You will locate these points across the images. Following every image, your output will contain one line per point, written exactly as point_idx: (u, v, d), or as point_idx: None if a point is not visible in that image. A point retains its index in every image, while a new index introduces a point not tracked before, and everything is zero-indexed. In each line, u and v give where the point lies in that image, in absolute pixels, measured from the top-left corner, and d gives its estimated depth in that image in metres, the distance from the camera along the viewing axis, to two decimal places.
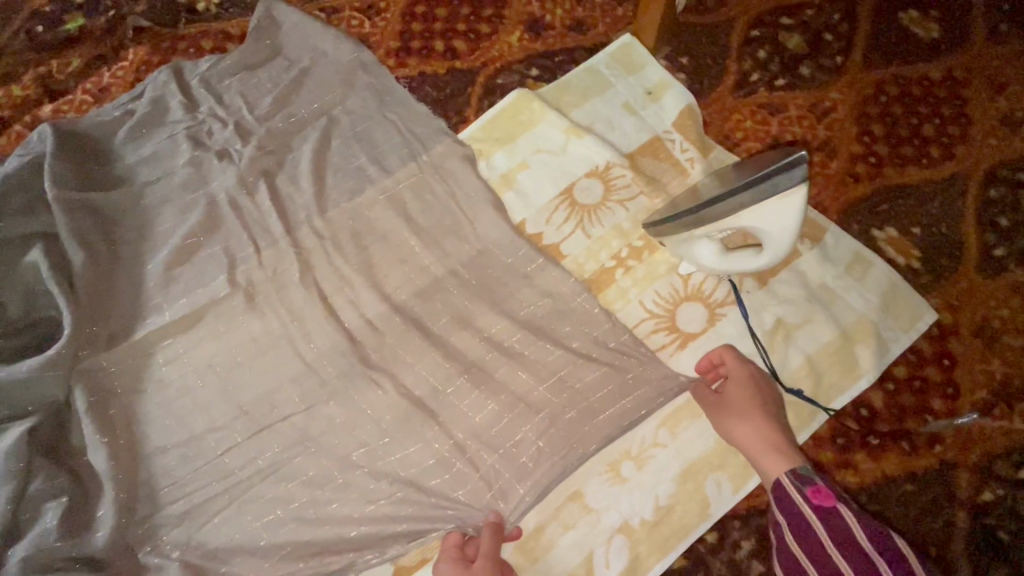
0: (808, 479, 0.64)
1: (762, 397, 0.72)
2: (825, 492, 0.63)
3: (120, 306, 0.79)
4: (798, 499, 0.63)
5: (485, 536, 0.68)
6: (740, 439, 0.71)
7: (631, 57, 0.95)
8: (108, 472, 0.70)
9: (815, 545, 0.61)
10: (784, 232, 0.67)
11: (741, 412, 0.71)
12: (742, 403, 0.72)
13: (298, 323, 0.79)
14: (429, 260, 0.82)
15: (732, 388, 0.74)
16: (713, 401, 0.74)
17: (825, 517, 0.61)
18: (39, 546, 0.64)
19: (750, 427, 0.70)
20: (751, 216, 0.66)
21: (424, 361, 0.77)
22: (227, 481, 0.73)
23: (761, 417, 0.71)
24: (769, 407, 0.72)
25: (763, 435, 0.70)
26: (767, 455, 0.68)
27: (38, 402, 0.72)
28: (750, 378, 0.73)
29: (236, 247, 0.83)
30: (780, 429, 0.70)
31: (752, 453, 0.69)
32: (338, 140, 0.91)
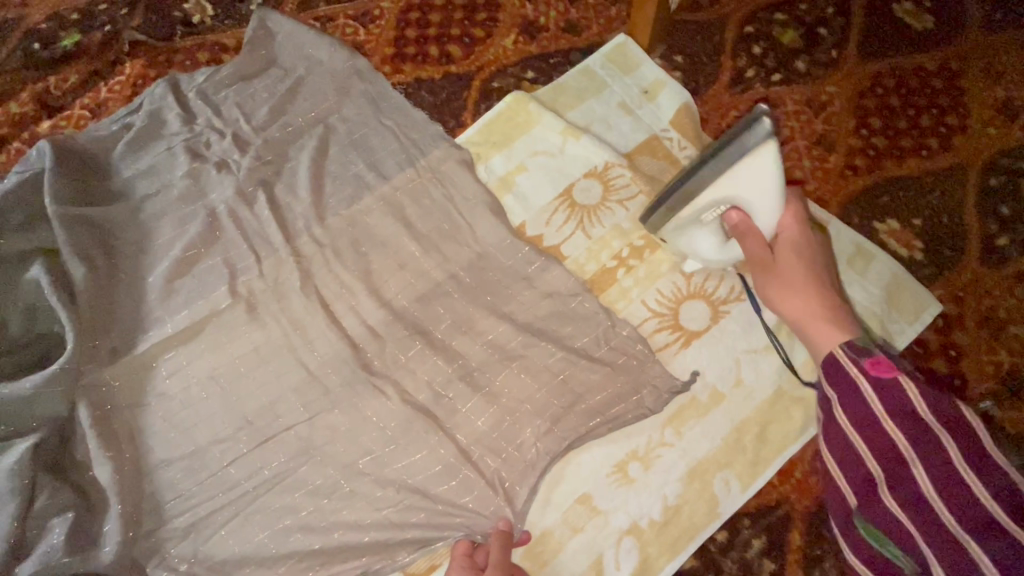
0: (865, 350, 0.63)
1: (815, 260, 0.70)
2: (883, 363, 0.61)
3: (121, 319, 0.79)
4: (850, 375, 0.62)
5: (494, 545, 0.68)
6: (806, 301, 0.68)
7: (626, 56, 0.95)
8: (113, 486, 0.70)
9: (864, 418, 0.61)
10: (772, 198, 0.68)
11: (791, 278, 0.69)
12: (800, 267, 0.69)
13: (300, 333, 0.79)
14: (430, 264, 0.82)
15: (789, 247, 0.70)
16: (770, 266, 0.70)
17: (882, 389, 0.60)
18: (48, 562, 0.64)
19: (805, 294, 0.68)
20: (730, 193, 0.68)
21: (428, 366, 0.77)
22: (232, 493, 0.72)
23: (819, 284, 0.69)
24: (823, 274, 0.69)
25: (825, 301, 0.68)
26: (826, 323, 0.67)
27: (41, 418, 0.71)
28: (806, 242, 0.71)
29: (237, 258, 0.83)
30: (832, 294, 0.69)
31: (812, 321, 0.67)
32: (335, 148, 0.91)
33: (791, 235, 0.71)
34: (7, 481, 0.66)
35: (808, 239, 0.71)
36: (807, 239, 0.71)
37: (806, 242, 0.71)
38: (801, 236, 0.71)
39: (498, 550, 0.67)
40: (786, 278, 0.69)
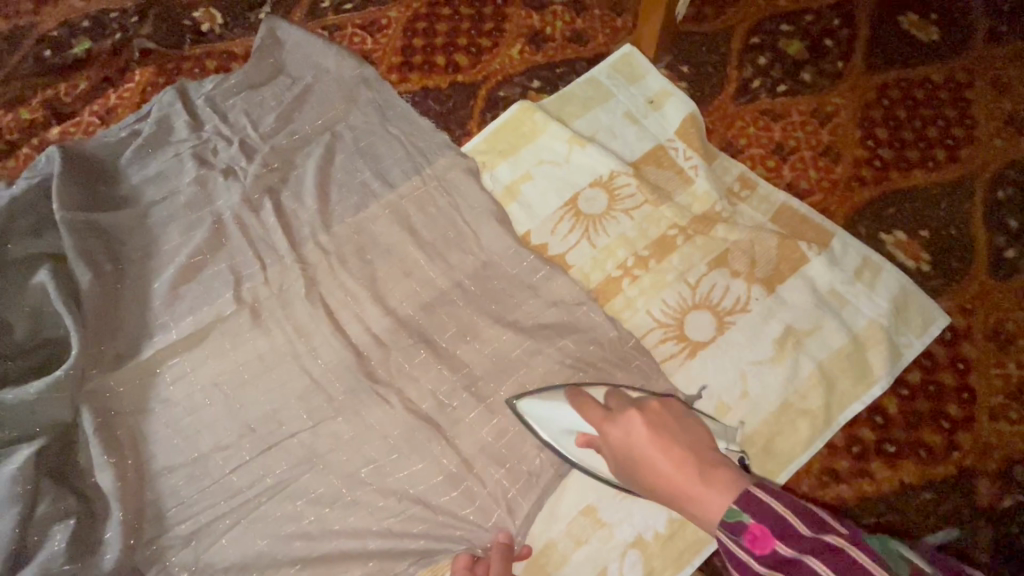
0: (738, 524, 0.51)
1: (671, 430, 0.60)
2: (760, 534, 0.50)
3: (127, 325, 0.79)
4: (748, 562, 0.51)
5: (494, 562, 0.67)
6: (668, 482, 0.57)
7: (631, 67, 0.95)
8: (114, 493, 0.69)
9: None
10: (578, 413, 0.67)
11: (640, 459, 0.60)
12: (659, 449, 0.59)
13: (305, 340, 0.79)
14: (435, 272, 0.82)
15: (637, 439, 0.60)
16: (630, 459, 0.61)
17: (779, 566, 0.49)
18: (49, 568, 0.64)
19: (663, 473, 0.58)
20: (567, 429, 0.68)
21: (432, 375, 0.77)
22: (234, 500, 0.72)
23: (665, 447, 0.59)
24: (659, 434, 0.60)
25: (681, 459, 0.57)
26: (702, 486, 0.55)
27: (44, 424, 0.71)
28: (647, 421, 0.61)
29: (242, 265, 0.83)
30: (691, 447, 0.58)
31: (694, 489, 0.55)
32: (341, 156, 0.91)
33: (628, 427, 0.61)
34: (10, 486, 0.66)
35: (637, 425, 0.61)
36: (648, 407, 0.63)
37: (648, 412, 0.62)
38: (644, 406, 0.63)
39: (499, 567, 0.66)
40: (650, 478, 0.59)
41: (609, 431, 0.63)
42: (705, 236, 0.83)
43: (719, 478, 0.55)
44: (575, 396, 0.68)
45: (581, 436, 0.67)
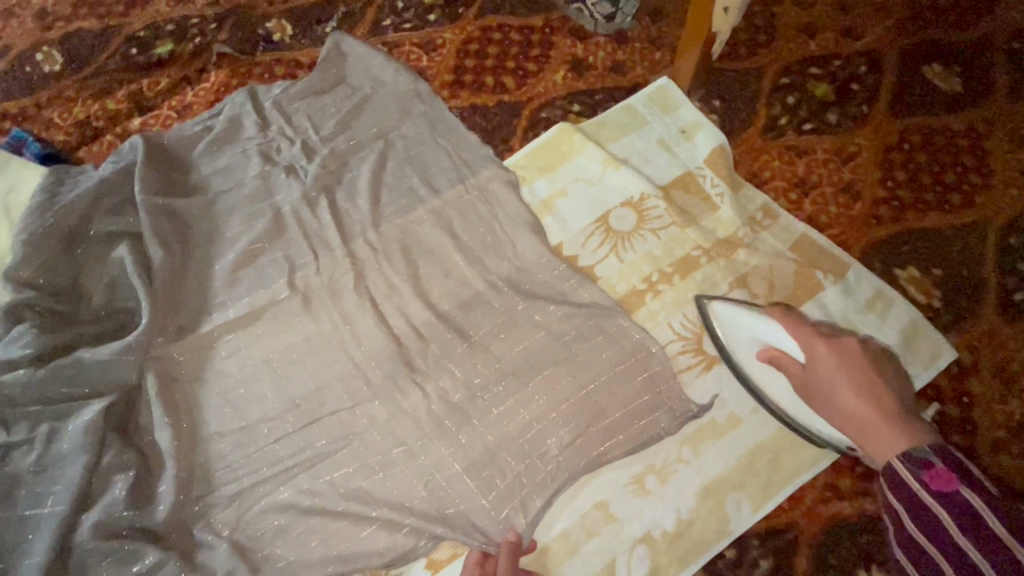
0: (924, 461, 0.61)
1: (874, 374, 0.70)
2: (944, 474, 0.60)
3: (190, 301, 0.87)
4: (920, 489, 0.61)
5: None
6: (851, 408, 0.68)
7: (666, 98, 1.02)
8: (169, 451, 0.76)
9: (934, 526, 0.58)
10: (786, 337, 0.75)
11: (837, 379, 0.70)
12: (865, 383, 0.69)
13: (349, 327, 0.86)
14: (472, 274, 0.89)
15: (837, 368, 0.70)
16: (815, 380, 0.72)
17: (947, 502, 0.59)
18: (110, 513, 0.70)
19: (855, 394, 0.69)
20: (759, 344, 0.77)
21: (464, 368, 0.83)
22: (275, 468, 0.78)
23: (865, 386, 0.69)
24: (875, 371, 0.70)
25: (879, 401, 0.67)
26: (888, 425, 0.65)
27: (113, 385, 0.78)
28: (856, 355, 0.71)
29: (297, 255, 0.91)
30: (897, 397, 0.68)
31: (880, 425, 0.66)
32: (393, 162, 0.99)
33: (829, 356, 0.71)
34: (82, 436, 0.73)
35: (853, 352, 0.71)
36: (869, 347, 0.72)
37: (861, 351, 0.71)
38: (862, 347, 0.72)
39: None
40: (835, 397, 0.70)
41: (812, 352, 0.72)
42: (727, 259, 0.89)
43: (909, 428, 0.65)
44: (785, 324, 0.75)
45: (772, 355, 0.76)
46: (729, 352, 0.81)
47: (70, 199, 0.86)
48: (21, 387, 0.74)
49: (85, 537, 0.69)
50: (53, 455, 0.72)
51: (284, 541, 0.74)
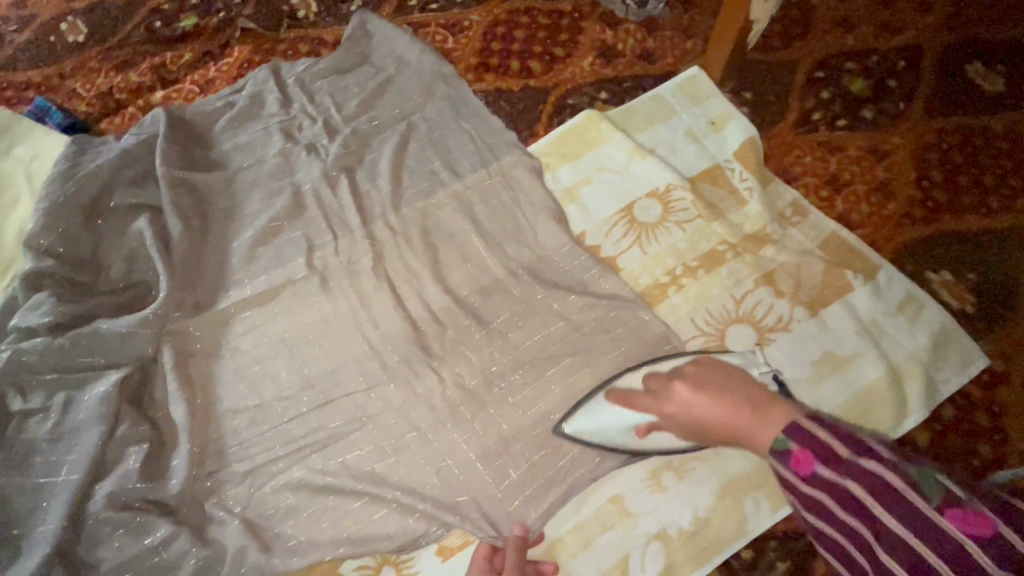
0: (786, 451, 0.56)
1: (717, 385, 0.66)
2: (805, 457, 0.54)
3: (207, 276, 0.86)
4: (797, 482, 0.55)
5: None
6: (729, 427, 0.63)
7: (697, 88, 1.00)
8: (183, 425, 0.76)
9: (831, 517, 0.54)
10: (631, 410, 0.72)
11: (705, 417, 0.65)
12: (706, 402, 0.65)
13: (367, 309, 0.84)
14: (493, 260, 0.87)
15: (693, 401, 0.66)
16: (690, 419, 0.67)
17: (820, 486, 0.54)
18: (123, 484, 0.70)
19: (721, 416, 0.63)
20: (626, 427, 0.73)
21: (482, 355, 0.82)
22: (289, 447, 0.77)
23: (722, 408, 0.64)
24: (711, 387, 0.66)
25: (734, 406, 0.62)
26: (756, 419, 0.60)
27: (129, 357, 0.78)
28: (688, 383, 0.68)
29: (316, 234, 0.90)
30: (732, 391, 0.64)
31: (756, 425, 0.60)
32: (415, 145, 0.97)
33: (684, 393, 0.67)
34: (98, 406, 0.72)
35: (683, 391, 0.68)
36: (684, 374, 0.69)
37: (689, 378, 0.68)
38: (685, 375, 0.69)
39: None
40: (712, 428, 0.65)
41: (663, 402, 0.69)
42: (754, 255, 0.87)
43: (773, 413, 0.59)
44: (622, 399, 0.73)
45: (650, 425, 0.72)
46: (617, 446, 0.74)
47: (92, 169, 0.85)
48: (38, 355, 0.74)
49: (99, 507, 0.69)
50: (69, 425, 0.72)
51: (295, 521, 0.73)
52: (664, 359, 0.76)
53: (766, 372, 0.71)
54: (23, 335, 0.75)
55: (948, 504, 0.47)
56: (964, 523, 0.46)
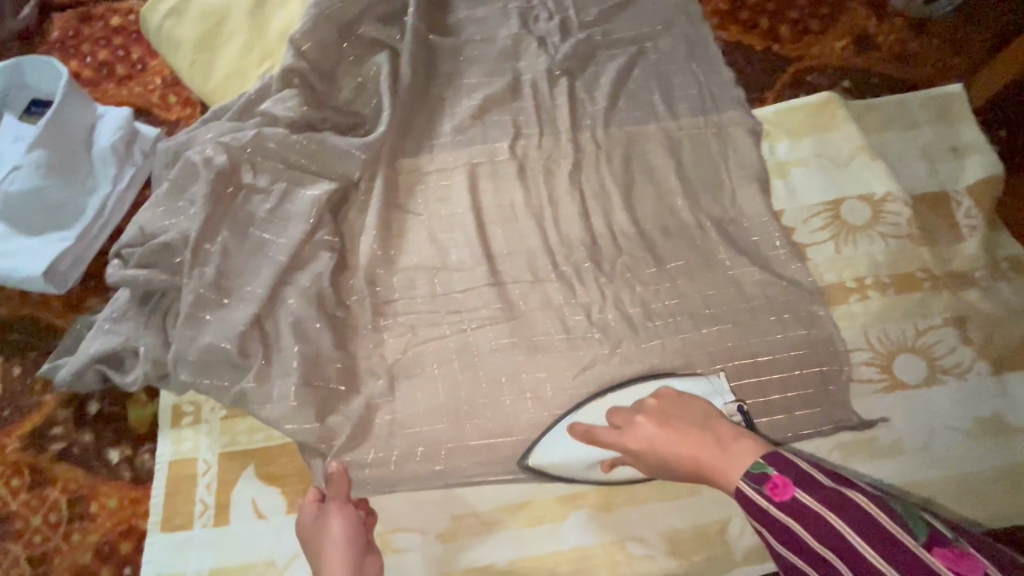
0: (762, 475, 0.51)
1: (680, 419, 0.61)
2: (783, 483, 0.49)
3: (418, 129, 0.91)
4: (767, 512, 0.49)
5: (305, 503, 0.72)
6: (693, 461, 0.58)
7: (950, 107, 0.92)
8: (370, 250, 0.82)
9: (799, 548, 0.48)
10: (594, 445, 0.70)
11: (662, 455, 0.61)
12: (667, 438, 0.60)
13: (554, 208, 0.87)
14: (684, 205, 0.87)
15: (657, 439, 0.62)
16: (653, 457, 0.63)
17: (798, 515, 0.48)
18: (317, 281, 0.78)
19: (683, 455, 0.59)
20: (591, 457, 0.72)
21: (646, 290, 0.83)
22: (452, 304, 0.82)
23: (689, 449, 0.58)
24: (680, 423, 0.61)
25: (696, 438, 0.58)
26: (718, 451, 0.56)
27: (339, 174, 0.84)
28: (646, 421, 0.64)
29: (524, 123, 0.92)
30: (701, 426, 0.59)
31: (726, 460, 0.55)
32: (639, 71, 0.96)
33: (647, 428, 0.63)
34: (310, 206, 0.80)
35: (644, 428, 0.63)
36: (646, 409, 0.65)
37: (652, 413, 0.64)
38: (647, 410, 0.65)
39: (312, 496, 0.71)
40: (677, 465, 0.60)
41: (624, 437, 0.65)
42: (953, 294, 0.82)
43: (735, 444, 0.55)
44: (584, 436, 0.70)
45: (616, 461, 0.70)
46: (583, 477, 0.74)
47: None
48: (274, 143, 0.81)
49: (292, 291, 0.77)
50: (284, 211, 0.80)
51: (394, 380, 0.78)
52: (624, 393, 0.75)
53: (730, 403, 0.71)
54: (266, 120, 0.82)
55: (939, 545, 0.44)
56: (958, 565, 0.43)
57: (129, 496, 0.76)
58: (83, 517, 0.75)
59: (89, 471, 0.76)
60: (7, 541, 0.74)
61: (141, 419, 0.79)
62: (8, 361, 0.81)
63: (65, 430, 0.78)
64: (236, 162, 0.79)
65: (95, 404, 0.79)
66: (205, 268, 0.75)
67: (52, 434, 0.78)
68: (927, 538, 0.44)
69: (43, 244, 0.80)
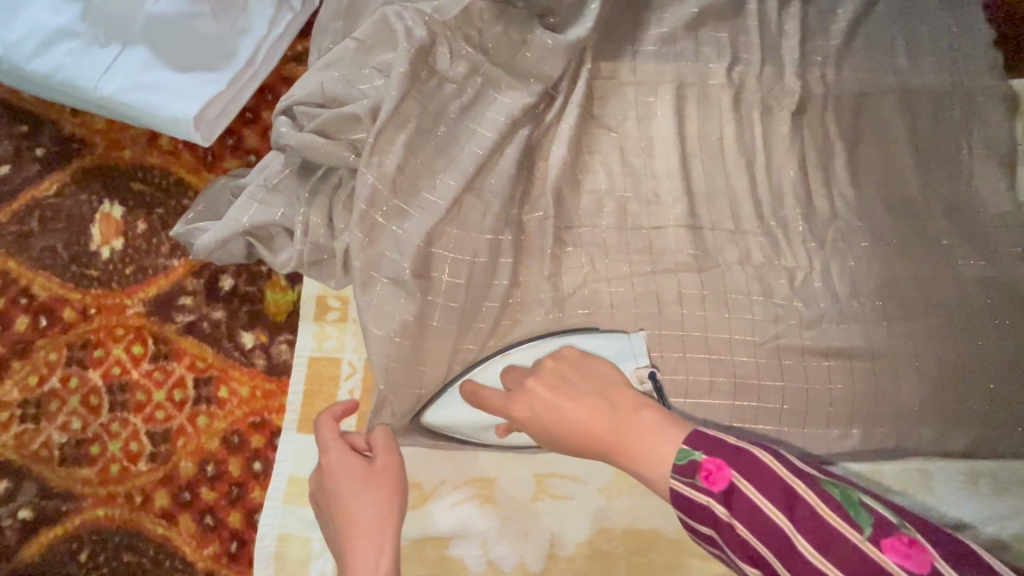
0: (691, 466, 0.44)
1: (575, 387, 0.55)
2: (716, 467, 0.43)
3: (624, 33, 0.78)
4: (699, 502, 0.43)
5: (334, 459, 0.57)
6: (586, 436, 0.52)
7: None
8: (559, 158, 0.70)
9: (741, 548, 0.42)
10: (482, 409, 0.61)
11: (559, 430, 0.54)
12: (563, 408, 0.54)
13: (767, 154, 0.75)
14: (913, 178, 0.76)
15: (543, 406, 0.55)
16: (546, 428, 0.55)
17: (734, 505, 0.41)
18: (505, 188, 0.67)
19: (582, 428, 0.52)
20: (483, 423, 0.63)
21: (858, 266, 0.73)
22: (640, 243, 0.72)
23: (593, 424, 0.51)
24: (577, 394, 0.54)
25: (597, 409, 0.52)
26: (629, 428, 0.49)
27: (538, 67, 0.71)
28: (542, 388, 0.56)
29: (744, 46, 0.78)
30: (605, 399, 0.53)
31: (618, 435, 0.49)
32: (882, 8, 0.81)
33: (540, 394, 0.56)
34: (511, 109, 0.69)
35: (537, 398, 0.56)
36: (539, 373, 0.57)
37: (542, 377, 0.57)
38: (539, 374, 0.57)
39: (354, 459, 0.58)
40: (574, 438, 0.53)
41: (512, 404, 0.57)
42: None
43: (638, 420, 0.49)
44: (471, 397, 0.61)
45: (507, 427, 0.61)
46: (475, 440, 0.65)
47: None
48: (479, 27, 0.69)
49: (478, 195, 0.67)
50: (478, 110, 0.69)
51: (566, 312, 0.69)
52: (528, 350, 0.64)
53: (642, 367, 0.63)
54: None
55: (886, 535, 0.38)
56: (903, 560, 0.37)
57: (262, 387, 0.68)
58: (210, 401, 0.67)
59: (219, 352, 0.68)
60: (125, 411, 0.67)
61: (279, 305, 0.70)
62: (133, 215, 0.72)
63: (194, 303, 0.69)
64: (432, 38, 0.67)
65: (228, 279, 0.70)
66: (387, 159, 0.64)
67: (179, 304, 0.69)
68: (872, 529, 0.38)
69: (185, 82, 0.67)
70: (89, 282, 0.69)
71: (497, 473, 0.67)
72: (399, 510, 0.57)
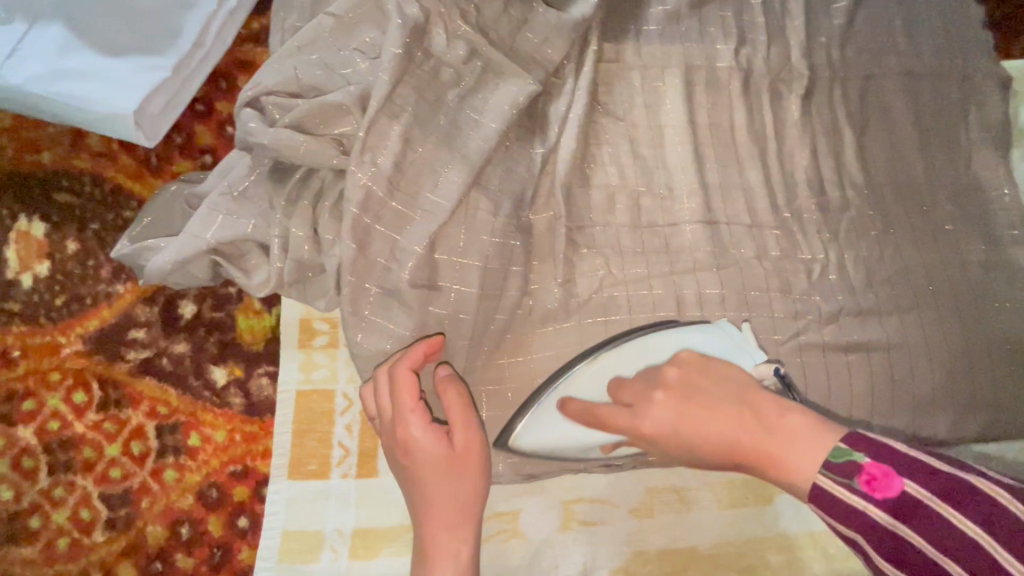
0: (850, 466, 0.40)
1: (709, 395, 0.47)
2: (884, 474, 0.39)
3: (625, 12, 0.71)
4: (859, 510, 0.39)
5: (415, 435, 0.50)
6: (730, 449, 0.45)
7: None
8: (569, 153, 0.63)
9: (909, 561, 0.38)
10: (591, 428, 0.53)
11: (694, 451, 0.46)
12: (703, 425, 0.46)
13: (776, 143, 0.72)
14: (918, 163, 0.74)
15: (679, 420, 0.46)
16: (674, 445, 0.48)
17: (910, 517, 0.38)
18: (513, 189, 0.61)
19: (722, 447, 0.45)
20: (588, 443, 0.56)
21: (873, 255, 0.71)
22: (655, 241, 0.66)
23: (735, 443, 0.45)
24: (715, 405, 0.46)
25: (738, 421, 0.45)
26: (780, 441, 0.43)
27: (541, 49, 0.63)
28: (671, 400, 0.47)
29: (750, 26, 0.73)
30: (747, 411, 0.45)
31: (771, 448, 0.43)
32: None
33: (667, 409, 0.47)
34: (514, 94, 0.61)
35: (663, 419, 0.47)
36: (668, 381, 0.48)
37: (673, 388, 0.48)
38: (667, 382, 0.48)
39: (436, 441, 0.49)
40: (711, 453, 0.46)
41: (638, 423, 0.48)
42: None
43: (791, 429, 0.43)
44: (579, 415, 0.54)
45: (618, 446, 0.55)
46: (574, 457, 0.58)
47: None
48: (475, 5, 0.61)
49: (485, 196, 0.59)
50: (479, 96, 0.61)
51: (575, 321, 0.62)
52: (629, 352, 0.57)
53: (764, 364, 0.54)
54: None
55: None
56: None
57: (241, 429, 0.63)
58: (178, 451, 0.62)
59: (185, 394, 0.63)
60: (71, 472, 0.61)
61: (254, 331, 0.66)
62: (61, 237, 0.66)
63: (149, 336, 0.64)
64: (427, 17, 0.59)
65: (190, 305, 0.65)
66: (381, 158, 0.55)
67: (130, 338, 0.64)
68: None
69: (117, 68, 0.62)
70: (9, 319, 0.64)
71: (518, 505, 0.62)
72: (483, 490, 0.51)
